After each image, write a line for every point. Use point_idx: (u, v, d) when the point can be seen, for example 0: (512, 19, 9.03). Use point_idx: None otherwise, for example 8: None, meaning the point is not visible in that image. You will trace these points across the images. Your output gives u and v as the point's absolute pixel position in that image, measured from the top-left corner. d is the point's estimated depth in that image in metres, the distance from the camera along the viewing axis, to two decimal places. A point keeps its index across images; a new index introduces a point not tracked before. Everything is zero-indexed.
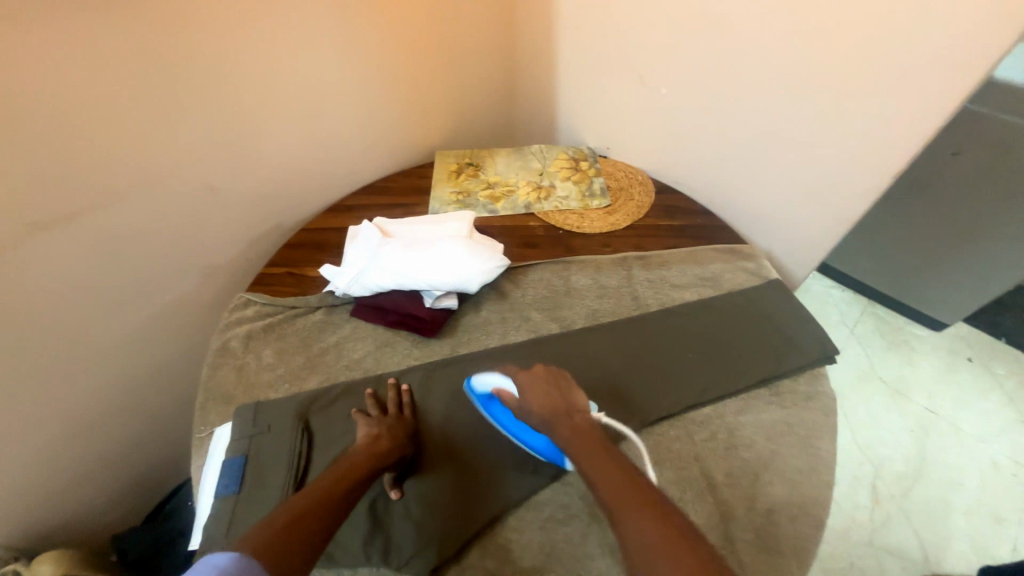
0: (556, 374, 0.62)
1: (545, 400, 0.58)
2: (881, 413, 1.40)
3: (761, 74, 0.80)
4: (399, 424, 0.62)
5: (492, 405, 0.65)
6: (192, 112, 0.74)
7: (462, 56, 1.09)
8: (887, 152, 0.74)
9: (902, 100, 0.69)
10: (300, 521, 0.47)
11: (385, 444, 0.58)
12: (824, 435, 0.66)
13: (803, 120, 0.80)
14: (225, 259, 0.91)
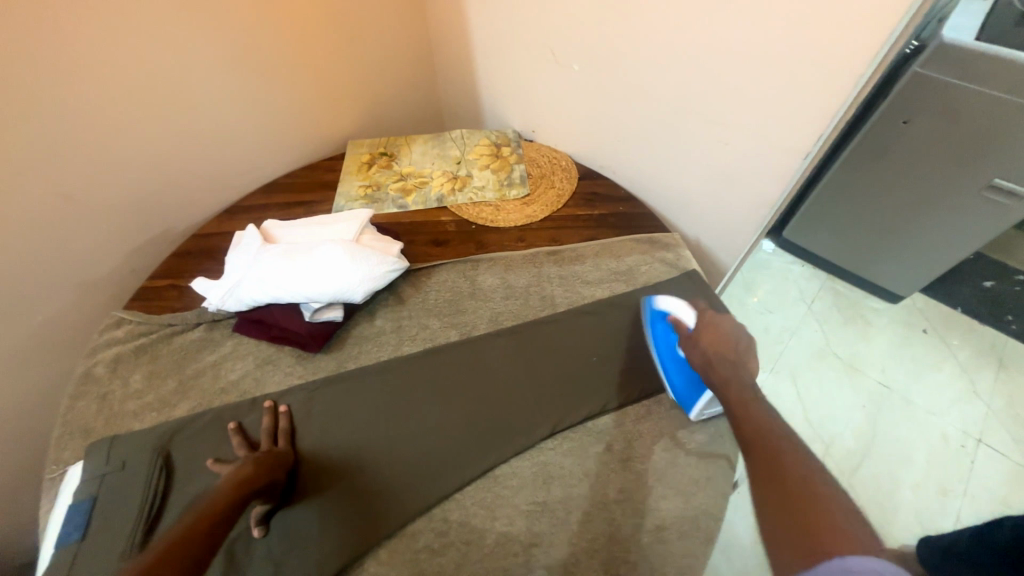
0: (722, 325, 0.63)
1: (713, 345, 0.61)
2: (834, 390, 1.38)
3: (673, 46, 0.73)
4: (269, 453, 0.56)
5: (661, 332, 0.68)
6: (25, 111, 0.64)
7: (368, 34, 0.99)
8: (800, 132, 0.69)
9: (807, 76, 0.63)
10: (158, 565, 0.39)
11: (250, 472, 0.52)
12: (725, 440, 0.62)
13: (719, 98, 0.73)
14: (104, 273, 0.82)
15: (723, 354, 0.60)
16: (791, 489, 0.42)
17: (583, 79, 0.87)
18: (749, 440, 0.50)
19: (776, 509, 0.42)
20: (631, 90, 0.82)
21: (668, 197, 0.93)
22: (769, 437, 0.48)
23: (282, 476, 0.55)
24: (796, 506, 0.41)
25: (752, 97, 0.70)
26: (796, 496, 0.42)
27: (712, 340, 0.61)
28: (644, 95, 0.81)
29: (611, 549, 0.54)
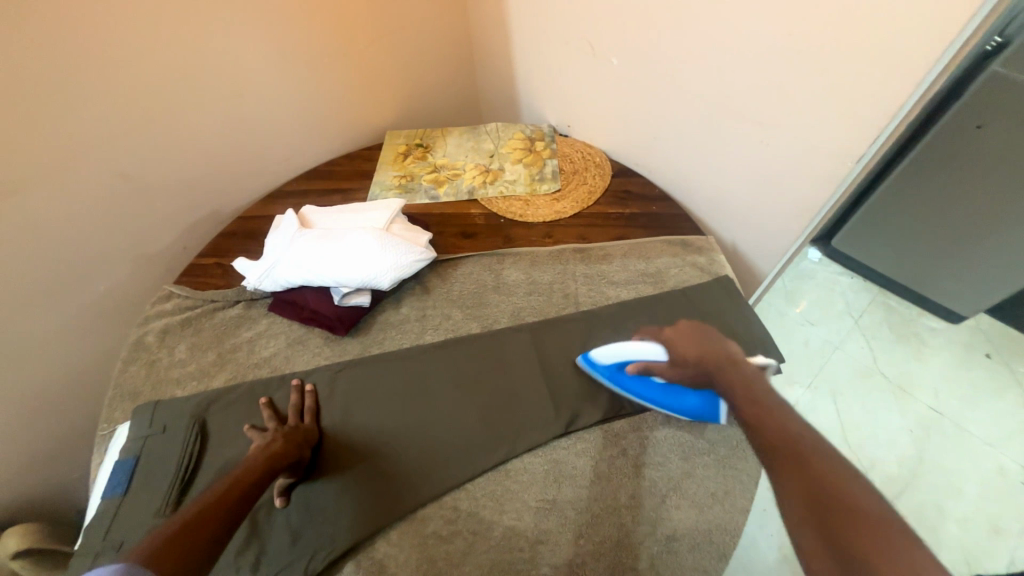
0: (703, 326, 0.60)
1: (698, 348, 0.57)
2: (877, 412, 1.29)
3: (718, 41, 0.70)
4: (300, 428, 0.59)
5: (629, 378, 0.62)
6: (93, 94, 0.70)
7: (410, 26, 1.01)
8: (851, 134, 0.64)
9: (863, 73, 0.59)
10: (188, 528, 0.42)
11: (280, 446, 0.55)
12: (747, 455, 0.60)
13: (764, 94, 0.70)
14: (158, 248, 0.89)
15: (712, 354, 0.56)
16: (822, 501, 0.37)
17: (621, 73, 0.86)
18: (767, 445, 0.44)
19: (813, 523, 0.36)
20: (671, 85, 0.80)
21: (704, 198, 0.89)
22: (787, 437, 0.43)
23: (309, 452, 0.59)
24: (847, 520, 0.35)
25: (799, 94, 0.66)
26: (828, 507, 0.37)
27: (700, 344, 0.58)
28: (683, 91, 0.79)
29: (618, 555, 0.53)
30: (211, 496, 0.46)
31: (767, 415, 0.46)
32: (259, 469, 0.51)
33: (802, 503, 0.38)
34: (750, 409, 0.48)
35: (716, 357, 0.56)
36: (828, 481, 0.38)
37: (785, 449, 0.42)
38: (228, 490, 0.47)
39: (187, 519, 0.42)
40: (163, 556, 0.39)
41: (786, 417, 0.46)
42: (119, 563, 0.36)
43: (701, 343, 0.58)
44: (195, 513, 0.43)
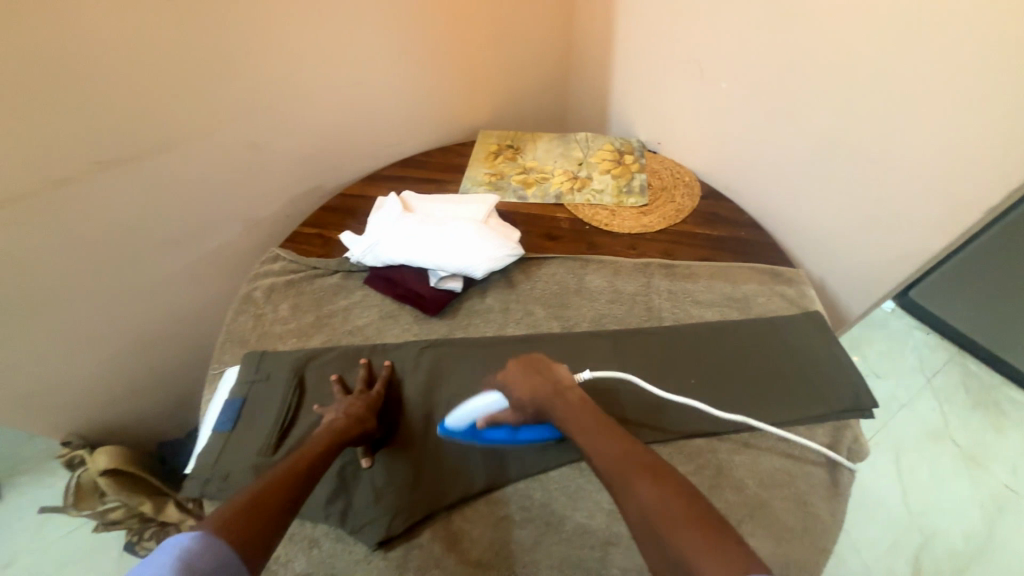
0: (534, 359, 0.61)
1: (529, 387, 0.58)
2: (944, 479, 1.20)
3: (850, 72, 0.70)
4: (360, 403, 0.62)
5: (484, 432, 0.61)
6: (243, 70, 0.80)
7: (516, 33, 1.06)
8: (975, 185, 0.65)
9: (997, 128, 0.60)
10: (258, 502, 0.45)
11: (342, 424, 0.58)
12: (827, 495, 0.58)
13: (893, 131, 0.69)
14: (266, 213, 0.97)
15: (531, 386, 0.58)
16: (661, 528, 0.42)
17: (729, 97, 0.86)
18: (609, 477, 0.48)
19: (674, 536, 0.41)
20: (784, 113, 0.80)
21: (798, 230, 0.88)
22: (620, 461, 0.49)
23: (373, 423, 0.61)
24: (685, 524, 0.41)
25: (934, 135, 0.66)
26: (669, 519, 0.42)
27: (530, 371, 0.59)
28: (797, 121, 0.79)
29: None
30: (278, 474, 0.49)
31: (600, 438, 0.52)
32: (321, 448, 0.54)
33: (642, 521, 0.44)
34: (584, 435, 0.53)
35: (548, 394, 0.57)
36: (657, 497, 0.44)
37: (622, 470, 0.47)
38: (293, 467, 0.51)
39: (257, 495, 0.46)
40: (237, 527, 0.43)
41: (615, 433, 0.52)
42: (199, 531, 0.41)
43: (527, 379, 0.59)
44: (263, 488, 0.47)
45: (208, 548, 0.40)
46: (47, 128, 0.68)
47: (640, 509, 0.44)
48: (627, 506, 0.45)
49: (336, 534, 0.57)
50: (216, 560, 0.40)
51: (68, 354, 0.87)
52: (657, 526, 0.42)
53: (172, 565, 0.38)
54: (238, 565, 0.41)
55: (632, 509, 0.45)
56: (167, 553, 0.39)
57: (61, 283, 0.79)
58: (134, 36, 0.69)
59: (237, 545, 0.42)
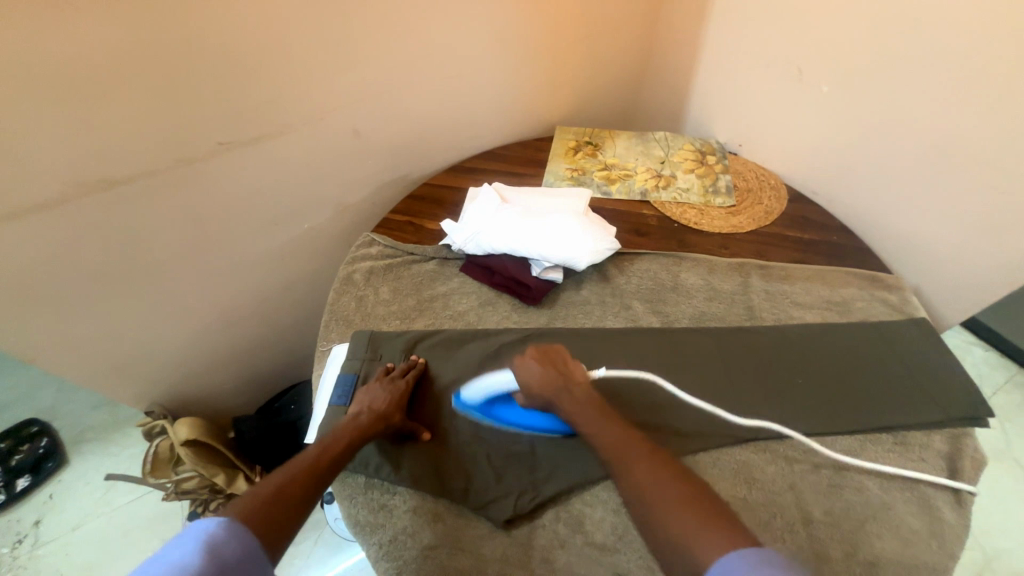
0: (553, 351, 0.61)
1: (539, 373, 0.58)
2: (1008, 502, 1.13)
3: (978, 82, 0.70)
4: (386, 396, 0.62)
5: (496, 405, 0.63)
6: (354, 59, 0.82)
7: (603, 31, 1.07)
8: None
9: None
10: (280, 495, 0.47)
11: (365, 421, 0.59)
12: (946, 502, 0.59)
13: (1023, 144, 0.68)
14: (354, 199, 1.00)
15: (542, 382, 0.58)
16: (654, 505, 0.45)
17: (830, 103, 0.87)
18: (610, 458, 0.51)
19: (668, 510, 0.44)
20: (892, 116, 0.80)
21: (893, 237, 0.87)
22: (620, 445, 0.51)
23: (398, 418, 0.61)
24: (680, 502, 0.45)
25: None
26: (661, 498, 0.45)
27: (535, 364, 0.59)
28: (908, 129, 0.79)
29: (819, 567, 0.54)
30: (301, 466, 0.52)
31: (606, 425, 0.54)
32: (345, 444, 0.56)
33: (640, 502, 0.46)
34: (590, 423, 0.55)
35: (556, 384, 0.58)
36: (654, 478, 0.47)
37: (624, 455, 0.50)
38: (314, 464, 0.53)
39: (279, 488, 0.48)
40: (261, 517, 0.45)
41: (620, 421, 0.55)
42: (223, 518, 0.43)
43: (539, 366, 0.59)
44: (285, 483, 0.49)
45: (232, 536, 0.42)
46: (186, 109, 0.71)
47: (638, 489, 0.47)
48: (627, 489, 0.48)
49: (459, 510, 0.59)
50: (241, 548, 0.42)
51: (171, 326, 0.91)
52: (654, 506, 0.45)
53: (198, 551, 0.40)
54: (260, 556, 0.43)
55: (632, 492, 0.47)
56: (193, 539, 0.41)
57: (173, 257, 0.83)
58: (266, 21, 0.71)
59: (261, 535, 0.44)
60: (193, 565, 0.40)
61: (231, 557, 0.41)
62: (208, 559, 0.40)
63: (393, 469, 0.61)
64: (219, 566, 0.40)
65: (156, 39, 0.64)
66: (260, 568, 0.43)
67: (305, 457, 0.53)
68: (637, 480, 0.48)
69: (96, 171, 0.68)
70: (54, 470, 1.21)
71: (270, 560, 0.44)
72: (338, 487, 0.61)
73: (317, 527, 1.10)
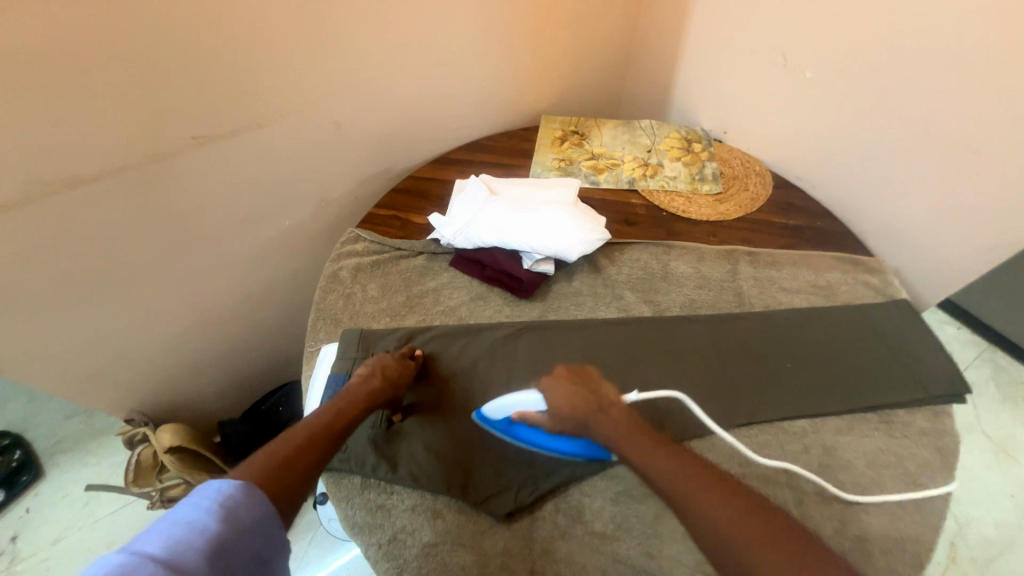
0: (582, 372, 0.59)
1: (576, 400, 0.56)
2: (979, 472, 1.18)
3: (958, 66, 0.71)
4: (398, 366, 0.63)
5: (515, 426, 0.60)
6: (334, 47, 0.79)
7: (587, 17, 1.05)
8: None
9: None
10: (294, 460, 0.48)
11: (378, 385, 0.59)
12: (933, 476, 0.61)
13: (998, 128, 0.70)
14: (336, 194, 0.97)
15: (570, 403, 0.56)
16: (738, 548, 0.41)
17: (814, 88, 0.87)
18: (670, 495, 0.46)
19: (764, 554, 0.40)
20: (875, 102, 0.81)
21: (875, 221, 0.89)
22: (678, 476, 0.46)
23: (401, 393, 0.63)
24: (769, 541, 0.40)
25: None
26: (748, 540, 0.41)
27: (555, 387, 0.57)
28: (891, 112, 0.80)
29: None
30: (315, 427, 0.52)
31: (653, 452, 0.49)
32: (358, 409, 0.56)
33: (715, 543, 0.42)
34: (636, 453, 0.50)
35: (592, 407, 0.55)
36: (729, 516, 0.42)
37: (683, 489, 0.45)
38: (327, 426, 0.53)
39: (293, 451, 0.49)
40: (274, 477, 0.45)
41: (664, 447, 0.50)
42: (239, 480, 0.44)
43: (570, 391, 0.57)
44: (301, 443, 0.50)
45: (250, 499, 0.43)
46: (155, 102, 0.67)
47: (717, 531, 0.42)
48: (697, 529, 0.43)
49: (458, 506, 0.59)
50: (257, 511, 0.43)
51: (149, 329, 0.87)
52: (730, 547, 0.41)
53: (216, 512, 0.41)
54: (274, 520, 0.44)
55: (709, 533, 0.42)
56: (209, 499, 0.41)
57: (147, 258, 0.79)
58: (238, 8, 0.67)
59: (273, 494, 0.44)
60: (212, 527, 0.40)
61: (249, 520, 0.42)
62: (227, 522, 0.41)
63: (390, 467, 0.60)
64: (237, 529, 0.41)
65: (120, 27, 0.60)
66: (272, 530, 0.44)
67: (319, 417, 0.54)
68: (710, 519, 0.43)
69: (60, 170, 0.64)
70: (30, 483, 1.16)
71: (283, 523, 0.45)
72: (334, 489, 0.60)
73: (310, 527, 1.08)
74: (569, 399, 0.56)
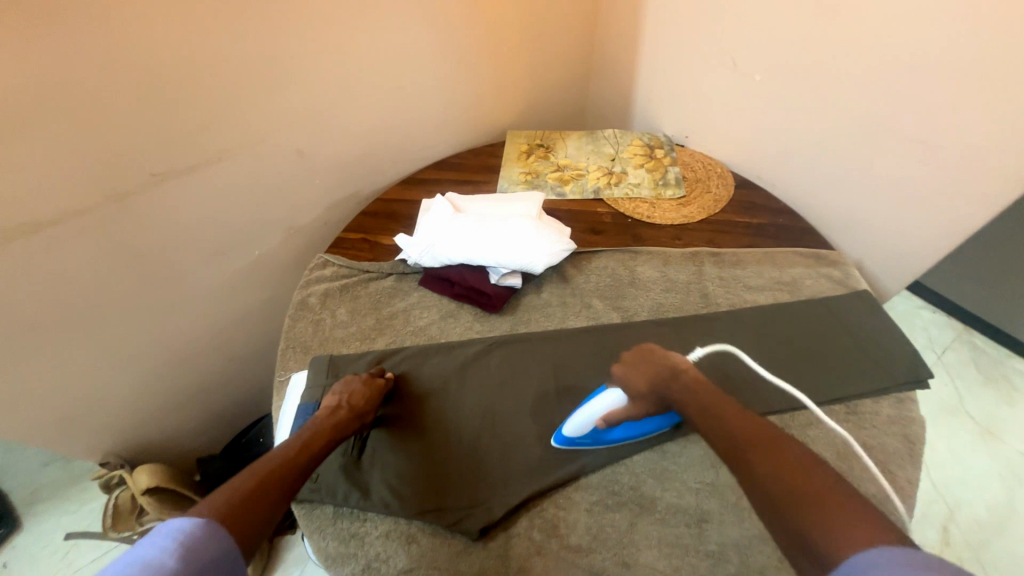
0: (646, 349, 0.62)
1: (647, 375, 0.59)
2: (963, 453, 1.19)
3: (893, 64, 0.74)
4: (364, 392, 0.63)
5: (605, 431, 0.62)
6: (292, 78, 0.80)
7: (543, 35, 1.08)
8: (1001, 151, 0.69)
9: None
10: (258, 492, 0.48)
11: (342, 416, 0.60)
12: (903, 462, 0.62)
13: (938, 121, 0.73)
14: (305, 221, 0.97)
15: (653, 381, 0.58)
16: (777, 503, 0.41)
17: (764, 91, 0.91)
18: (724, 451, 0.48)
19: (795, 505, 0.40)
20: (820, 100, 0.84)
21: (834, 215, 0.92)
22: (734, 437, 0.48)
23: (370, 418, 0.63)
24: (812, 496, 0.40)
25: (977, 121, 0.70)
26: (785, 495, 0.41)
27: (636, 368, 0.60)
28: (837, 110, 0.83)
29: None
30: (283, 459, 0.52)
31: (717, 414, 0.51)
32: (323, 441, 0.57)
33: (762, 497, 0.43)
34: (704, 416, 0.52)
35: (663, 378, 0.58)
36: (771, 473, 0.43)
37: (738, 445, 0.47)
38: (294, 460, 0.53)
39: (257, 485, 0.48)
40: (238, 512, 0.45)
41: (735, 411, 0.51)
42: (200, 516, 0.43)
43: (648, 369, 0.59)
44: (266, 477, 0.50)
45: (211, 536, 0.42)
46: (112, 141, 0.68)
47: (761, 486, 0.43)
48: (748, 480, 0.44)
49: (432, 529, 0.58)
50: (219, 548, 0.42)
51: (120, 370, 0.86)
52: (771, 499, 0.42)
53: (174, 550, 0.39)
54: (237, 557, 0.43)
55: (756, 488, 0.43)
56: (167, 538, 0.40)
57: (114, 298, 0.79)
58: (191, 46, 0.68)
59: (237, 526, 0.44)
60: (170, 566, 0.38)
61: (211, 557, 0.41)
62: (187, 560, 0.39)
63: (362, 495, 0.60)
64: (198, 566, 0.39)
65: (69, 72, 0.61)
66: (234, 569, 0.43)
67: (286, 450, 0.54)
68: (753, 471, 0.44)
69: (17, 216, 0.64)
70: (6, 536, 1.12)
71: (245, 559, 0.44)
72: (306, 521, 0.59)
73: (299, 560, 1.06)
74: (637, 377, 0.59)
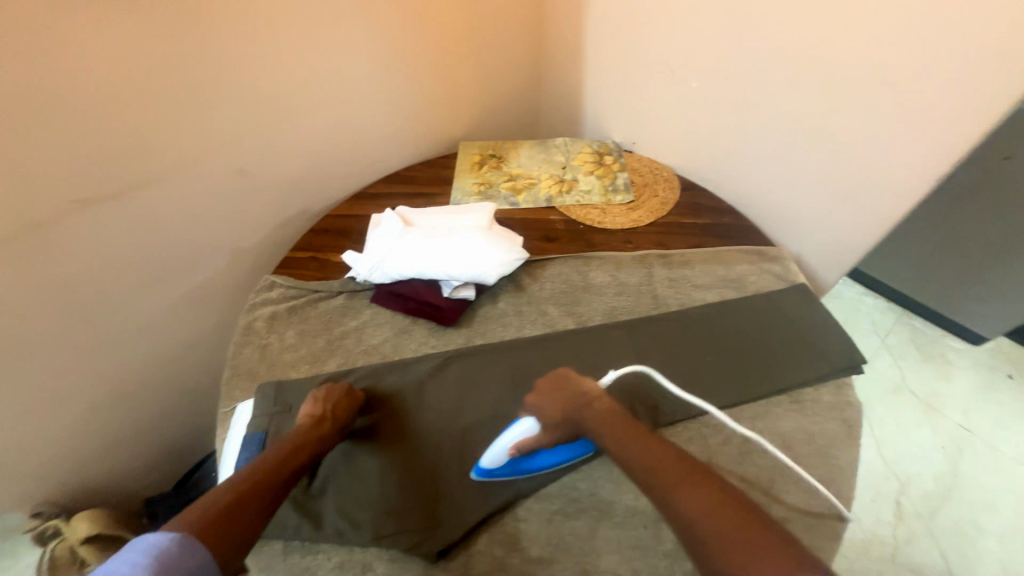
0: (560, 375, 0.62)
1: (558, 403, 0.60)
2: (909, 429, 1.27)
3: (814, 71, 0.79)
4: (348, 400, 0.63)
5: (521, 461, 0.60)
6: (226, 97, 0.77)
7: (490, 47, 1.09)
8: (911, 150, 0.75)
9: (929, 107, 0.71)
10: (237, 505, 0.47)
11: (327, 425, 0.59)
12: (844, 446, 0.65)
13: (856, 123, 0.79)
14: (251, 242, 0.93)
15: (565, 409, 0.59)
16: (700, 536, 0.43)
17: (701, 99, 0.94)
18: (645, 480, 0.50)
19: (721, 541, 0.42)
20: (753, 106, 0.88)
21: (774, 212, 0.96)
22: (653, 465, 0.50)
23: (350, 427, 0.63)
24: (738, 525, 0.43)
25: (888, 123, 0.76)
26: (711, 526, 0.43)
27: (554, 394, 0.60)
28: (769, 115, 0.87)
29: None
30: (265, 470, 0.51)
31: (635, 443, 0.53)
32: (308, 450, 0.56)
33: (685, 525, 0.45)
34: (620, 445, 0.54)
35: (574, 407, 0.59)
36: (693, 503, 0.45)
37: (656, 475, 0.49)
38: (277, 469, 0.53)
39: (238, 496, 0.48)
40: (218, 525, 0.44)
41: (650, 439, 0.53)
42: (176, 531, 0.42)
43: (555, 397, 0.60)
44: (246, 488, 0.49)
45: (186, 550, 0.42)
46: (25, 168, 0.63)
47: (685, 516, 0.45)
48: (670, 510, 0.47)
49: (389, 556, 0.56)
50: (194, 562, 0.41)
51: (49, 413, 0.79)
52: (694, 529, 0.44)
53: (148, 566, 0.39)
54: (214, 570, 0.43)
55: (679, 519, 0.45)
56: (142, 554, 0.40)
57: (38, 335, 0.73)
58: (111, 66, 0.65)
59: (218, 541, 0.44)
60: None
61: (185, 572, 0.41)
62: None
63: (315, 526, 0.57)
64: None
65: None
66: None
67: (268, 458, 0.53)
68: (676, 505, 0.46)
69: None
70: None
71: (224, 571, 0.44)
72: (254, 560, 0.56)
73: None
74: (552, 407, 0.60)
